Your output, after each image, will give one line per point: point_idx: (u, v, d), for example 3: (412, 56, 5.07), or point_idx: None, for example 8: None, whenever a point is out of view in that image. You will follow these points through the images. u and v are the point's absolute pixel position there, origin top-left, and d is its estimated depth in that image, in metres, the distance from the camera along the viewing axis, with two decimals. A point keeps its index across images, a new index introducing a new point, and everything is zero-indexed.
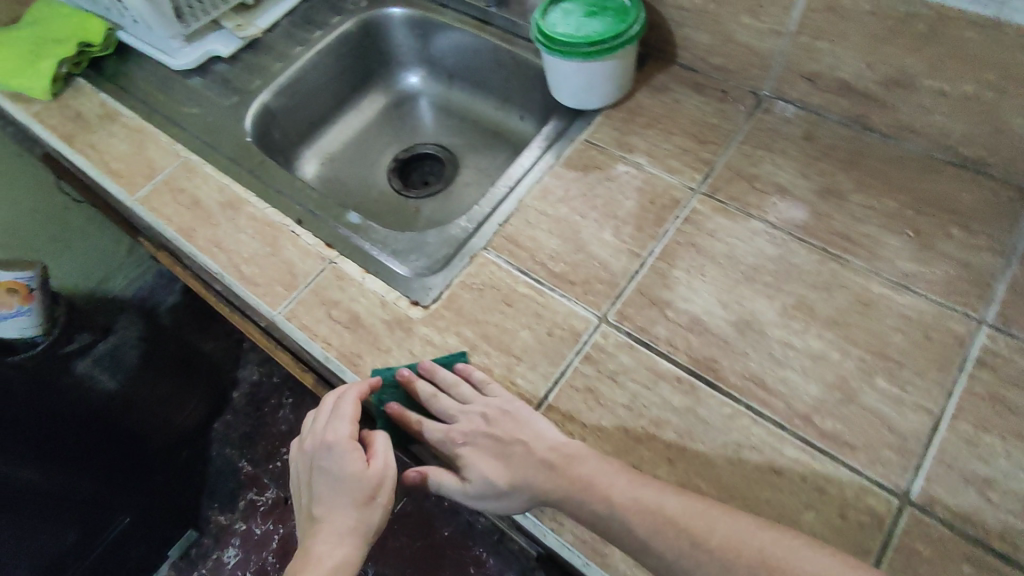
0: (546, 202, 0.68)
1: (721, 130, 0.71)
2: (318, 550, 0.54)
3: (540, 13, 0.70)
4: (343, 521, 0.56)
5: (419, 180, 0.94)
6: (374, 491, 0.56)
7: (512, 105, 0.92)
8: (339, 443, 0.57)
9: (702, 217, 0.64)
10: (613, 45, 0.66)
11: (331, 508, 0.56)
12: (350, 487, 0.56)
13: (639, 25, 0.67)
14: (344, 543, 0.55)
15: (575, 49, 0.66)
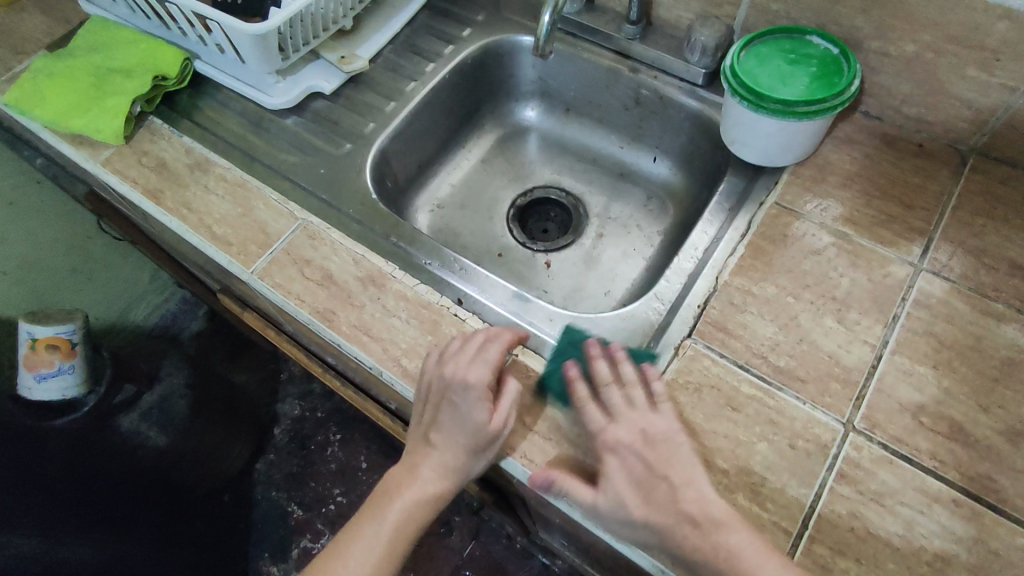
0: (750, 279, 0.60)
1: (929, 192, 0.64)
2: (421, 474, 0.55)
3: (733, 59, 0.62)
4: (448, 461, 0.54)
5: (538, 228, 0.85)
6: (487, 444, 0.51)
7: (644, 144, 0.82)
8: (469, 389, 0.52)
9: (935, 300, 0.57)
10: (835, 103, 0.58)
11: (441, 439, 0.54)
12: (469, 435, 0.52)
13: (857, 79, 0.59)
14: (445, 477, 0.54)
15: (788, 109, 0.58)
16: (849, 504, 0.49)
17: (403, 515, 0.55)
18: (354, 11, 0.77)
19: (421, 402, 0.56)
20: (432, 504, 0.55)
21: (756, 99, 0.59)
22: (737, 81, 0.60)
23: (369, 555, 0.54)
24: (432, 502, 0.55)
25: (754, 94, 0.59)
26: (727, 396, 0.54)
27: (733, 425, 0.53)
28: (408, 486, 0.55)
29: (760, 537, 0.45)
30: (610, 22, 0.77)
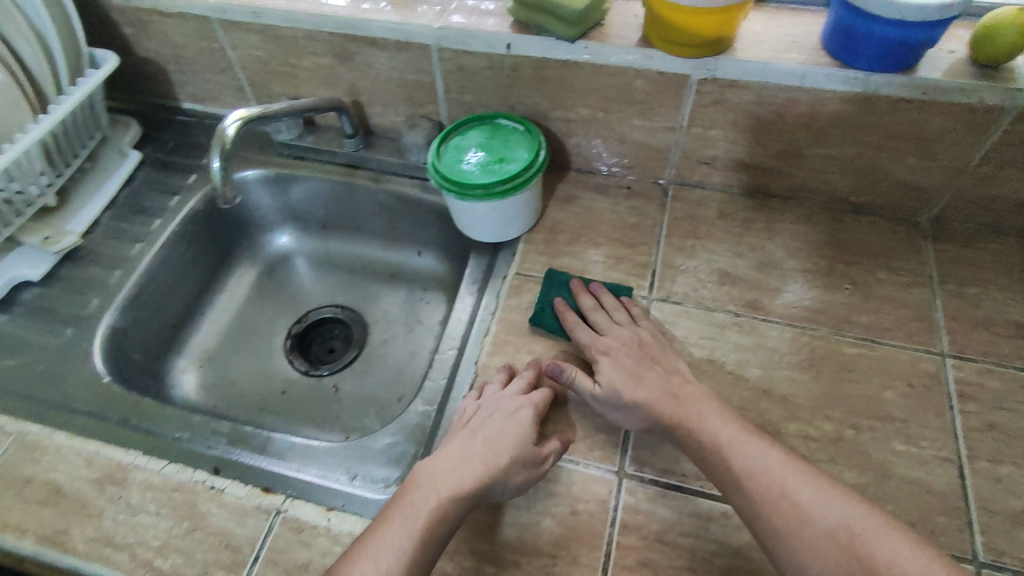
0: (506, 355, 0.61)
1: (644, 228, 0.70)
2: (438, 475, 0.50)
3: (434, 155, 0.65)
4: (470, 453, 0.52)
5: (323, 350, 0.82)
6: (491, 442, 0.52)
7: (406, 242, 0.84)
8: (490, 399, 0.56)
9: (669, 324, 0.62)
10: (529, 175, 0.62)
11: (457, 443, 0.53)
12: (511, 441, 0.52)
13: (544, 151, 0.64)
14: (473, 469, 0.51)
15: (489, 189, 0.61)
16: (636, 552, 0.49)
17: (425, 525, 0.47)
18: (55, 184, 0.71)
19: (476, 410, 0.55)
20: (453, 519, 0.48)
21: (457, 187, 0.62)
22: (438, 175, 0.63)
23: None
24: (447, 514, 0.48)
25: (455, 184, 0.62)
26: None
27: (516, 510, 0.52)
28: (421, 491, 0.49)
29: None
30: (332, 140, 0.80)
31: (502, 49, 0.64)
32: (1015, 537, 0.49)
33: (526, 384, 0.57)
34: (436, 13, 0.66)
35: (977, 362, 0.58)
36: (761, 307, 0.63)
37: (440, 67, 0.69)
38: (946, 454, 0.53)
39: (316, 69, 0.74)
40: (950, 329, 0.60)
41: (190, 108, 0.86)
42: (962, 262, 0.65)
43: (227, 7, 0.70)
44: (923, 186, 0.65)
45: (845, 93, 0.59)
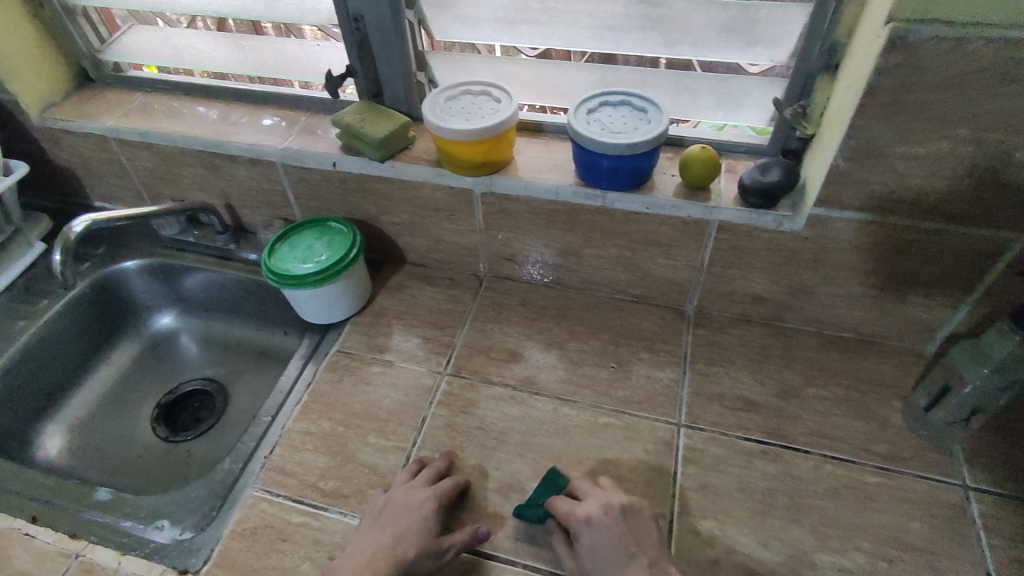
0: (309, 421, 0.71)
1: (455, 313, 0.82)
2: (368, 564, 0.55)
3: (266, 253, 0.77)
4: (378, 545, 0.57)
5: (189, 419, 0.90)
6: (400, 538, 0.57)
7: (273, 323, 0.95)
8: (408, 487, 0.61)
9: (454, 396, 0.72)
10: (339, 266, 0.75)
11: (384, 527, 0.58)
12: (419, 537, 0.57)
13: (357, 248, 0.77)
14: (382, 558, 0.56)
15: (304, 280, 0.73)
16: None
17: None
18: None
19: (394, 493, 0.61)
20: None
21: (276, 277, 0.74)
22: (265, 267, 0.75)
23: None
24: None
25: (276, 275, 0.74)
26: (279, 530, 0.62)
27: (282, 555, 0.60)
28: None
29: None
30: (209, 236, 0.94)
31: (330, 166, 0.80)
32: None
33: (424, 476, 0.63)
34: (282, 136, 0.82)
35: (705, 431, 0.67)
36: (535, 383, 0.73)
37: (288, 179, 0.83)
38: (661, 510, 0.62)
39: (193, 178, 0.89)
40: (690, 402, 0.70)
41: (98, 207, 1.01)
42: (713, 345, 0.76)
43: (121, 129, 0.86)
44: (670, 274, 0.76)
45: (590, 207, 0.73)
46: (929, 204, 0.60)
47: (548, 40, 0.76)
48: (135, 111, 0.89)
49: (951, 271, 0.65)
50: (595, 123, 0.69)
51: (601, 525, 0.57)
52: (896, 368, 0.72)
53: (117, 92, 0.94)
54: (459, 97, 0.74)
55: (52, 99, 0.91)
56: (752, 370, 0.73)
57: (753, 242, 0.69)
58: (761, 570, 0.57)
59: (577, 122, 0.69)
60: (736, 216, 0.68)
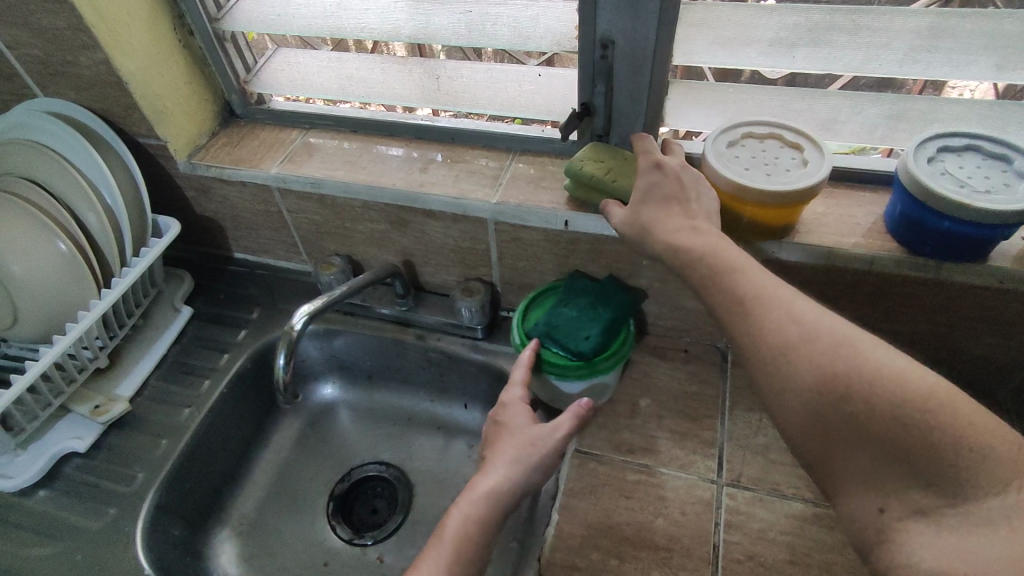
0: (571, 551, 0.57)
1: (706, 398, 0.68)
2: (493, 495, 0.53)
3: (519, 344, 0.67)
4: (514, 463, 0.55)
5: (365, 510, 0.78)
6: (526, 455, 0.56)
7: (453, 395, 0.82)
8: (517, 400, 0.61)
9: (744, 516, 0.58)
10: (627, 348, 0.65)
11: (504, 451, 0.56)
12: (524, 435, 0.57)
13: (627, 304, 0.66)
14: (518, 475, 0.55)
15: (592, 365, 0.63)
16: None
17: (475, 531, 0.52)
18: (108, 346, 0.72)
19: (502, 430, 0.59)
20: (495, 506, 0.53)
21: (555, 365, 0.64)
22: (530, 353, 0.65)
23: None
24: (502, 503, 0.54)
25: (559, 364, 0.63)
26: None
27: None
28: (473, 496, 0.53)
29: None
30: (383, 297, 0.80)
31: (560, 226, 0.66)
32: None
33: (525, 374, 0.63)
34: (493, 186, 0.68)
35: None
36: None
37: (495, 237, 0.70)
38: None
39: (369, 233, 0.76)
40: None
41: (240, 259, 0.88)
42: None
43: (288, 177, 0.73)
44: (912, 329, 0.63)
45: (911, 278, 0.59)
46: None
47: (829, 65, 0.59)
48: (297, 154, 0.76)
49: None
50: (945, 176, 0.53)
51: (662, 175, 0.55)
52: None
53: (268, 129, 0.80)
54: (741, 143, 0.60)
55: (199, 140, 0.78)
56: None
57: None
58: None
59: (922, 173, 0.53)
60: None
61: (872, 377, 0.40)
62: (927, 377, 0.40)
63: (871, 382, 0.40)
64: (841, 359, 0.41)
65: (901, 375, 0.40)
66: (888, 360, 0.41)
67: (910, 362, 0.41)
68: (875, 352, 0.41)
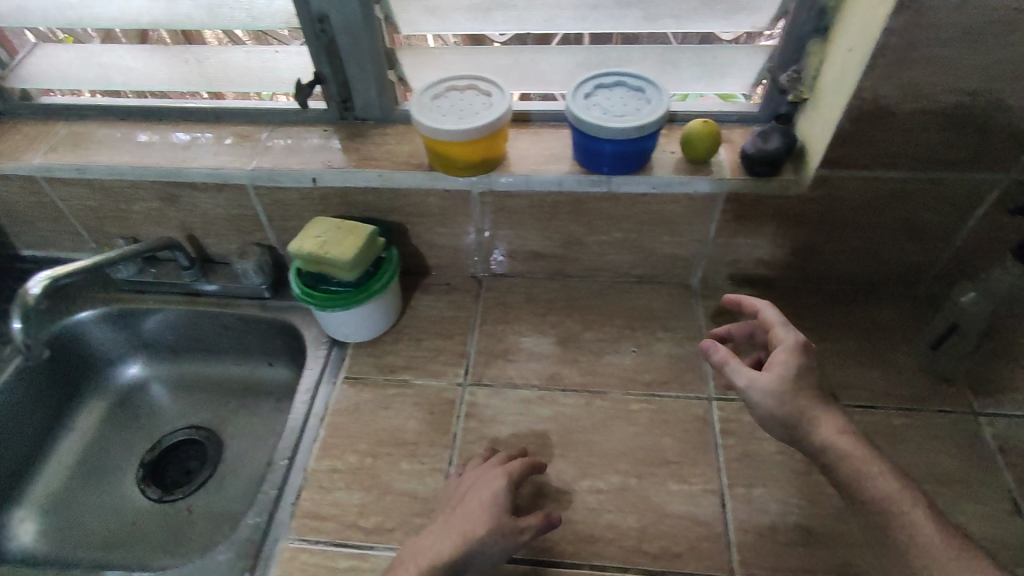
0: (333, 457, 0.66)
1: (461, 319, 0.78)
2: (432, 549, 0.53)
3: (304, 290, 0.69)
4: (455, 535, 0.54)
5: (179, 471, 0.82)
6: (471, 525, 0.54)
7: (256, 355, 0.88)
8: (764, 392, 0.55)
9: (481, 406, 0.69)
10: (398, 266, 0.72)
11: (436, 531, 0.55)
12: (485, 519, 0.54)
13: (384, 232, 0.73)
14: (448, 541, 0.54)
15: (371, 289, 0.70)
16: None
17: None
18: None
19: (465, 497, 0.57)
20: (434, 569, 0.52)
21: (341, 300, 0.69)
22: (317, 296, 0.69)
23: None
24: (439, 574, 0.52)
25: (344, 297, 0.69)
26: None
27: None
28: (417, 560, 0.53)
29: None
30: (169, 272, 0.84)
31: (309, 183, 0.74)
32: (764, 553, 0.58)
33: (517, 469, 0.59)
34: (249, 155, 0.75)
35: (736, 402, 0.68)
36: (560, 379, 0.71)
37: (259, 201, 0.76)
38: (709, 486, 0.62)
39: (146, 212, 0.80)
40: (715, 375, 0.71)
41: (27, 255, 0.89)
42: (724, 315, 0.77)
43: (51, 167, 0.76)
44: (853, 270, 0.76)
45: (596, 193, 0.70)
46: (935, 155, 0.61)
47: (523, 24, 0.71)
48: (62, 144, 0.78)
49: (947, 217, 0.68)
50: (595, 107, 0.66)
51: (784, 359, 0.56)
52: (895, 313, 0.76)
53: (31, 124, 0.82)
54: (441, 93, 0.69)
55: None
56: None
57: (759, 210, 0.70)
58: (811, 526, 0.60)
59: (577, 108, 0.65)
60: (744, 186, 0.68)
61: (874, 511, 0.51)
62: (922, 523, 0.50)
63: (888, 510, 0.50)
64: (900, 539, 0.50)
65: (856, 470, 0.52)
66: (870, 488, 0.51)
67: (904, 500, 0.50)
68: (868, 481, 0.51)
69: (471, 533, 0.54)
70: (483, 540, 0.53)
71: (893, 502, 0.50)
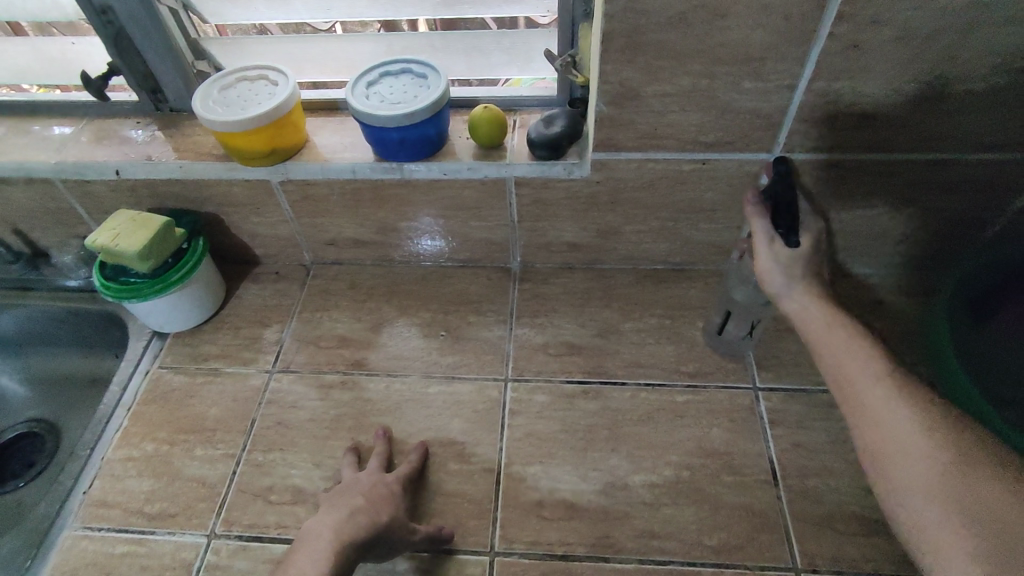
0: (131, 446, 0.68)
1: (282, 308, 0.80)
2: (328, 528, 0.54)
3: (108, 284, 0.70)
4: (352, 510, 0.55)
5: (16, 465, 0.83)
6: (374, 509, 0.56)
7: (100, 349, 0.88)
8: (781, 253, 0.58)
9: (283, 391, 0.71)
10: (203, 255, 0.74)
11: (326, 515, 0.56)
12: (383, 505, 0.57)
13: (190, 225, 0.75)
14: (357, 522, 0.54)
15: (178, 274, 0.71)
16: None
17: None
18: None
19: (354, 487, 0.59)
20: (346, 545, 0.52)
21: (134, 293, 0.70)
22: (112, 288, 0.70)
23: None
24: (342, 557, 0.51)
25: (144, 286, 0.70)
26: (102, 564, 0.59)
27: None
28: (315, 544, 0.52)
29: None
30: (1, 268, 0.85)
31: (114, 176, 0.74)
32: (527, 526, 0.60)
33: (382, 459, 0.63)
34: (55, 149, 0.75)
35: (529, 382, 0.70)
36: (366, 363, 0.73)
37: (71, 194, 0.77)
38: (489, 464, 0.64)
39: None
40: (515, 357, 0.73)
41: None
42: (537, 297, 0.78)
43: None
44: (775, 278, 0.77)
45: (391, 180, 0.72)
46: (693, 135, 0.63)
47: (326, 11, 0.70)
48: None
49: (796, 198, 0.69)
50: (374, 95, 0.67)
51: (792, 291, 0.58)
52: (703, 291, 0.78)
53: None
54: (230, 84, 0.70)
55: None
56: (575, 315, 0.76)
57: (552, 193, 0.71)
58: (581, 499, 0.61)
59: (354, 97, 0.66)
60: (530, 171, 0.69)
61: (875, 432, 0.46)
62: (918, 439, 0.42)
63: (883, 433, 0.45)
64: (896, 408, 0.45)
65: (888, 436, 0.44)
66: (880, 427, 0.45)
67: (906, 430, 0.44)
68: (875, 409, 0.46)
69: (375, 512, 0.56)
70: (386, 521, 0.56)
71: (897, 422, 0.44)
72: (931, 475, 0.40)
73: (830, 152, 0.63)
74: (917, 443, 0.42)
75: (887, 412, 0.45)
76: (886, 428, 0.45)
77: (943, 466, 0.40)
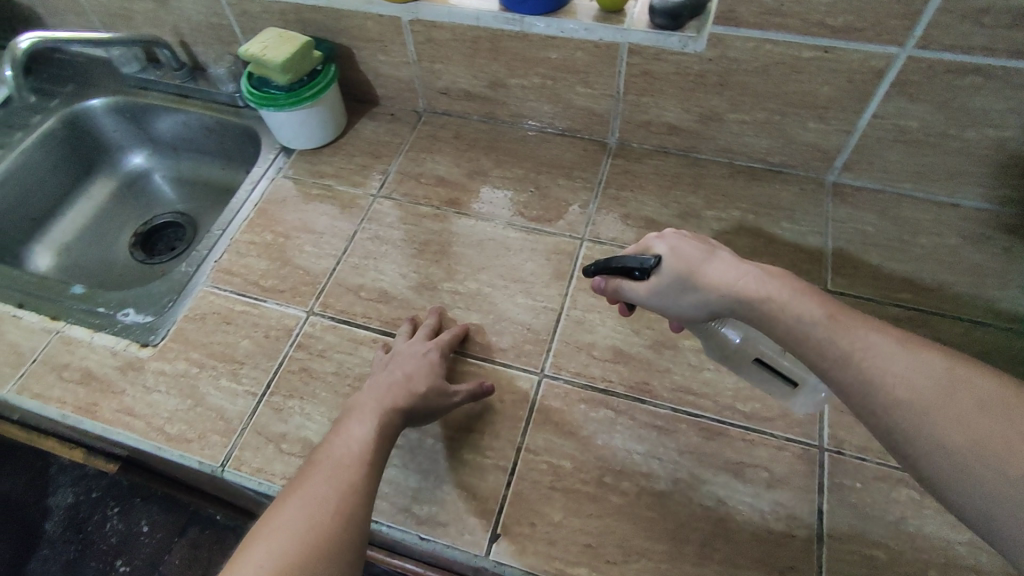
0: (254, 233, 0.80)
1: (392, 144, 0.87)
2: (374, 396, 0.57)
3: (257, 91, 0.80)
4: (393, 378, 0.59)
5: (164, 247, 0.99)
6: (411, 377, 0.60)
7: (236, 163, 1.02)
8: (663, 287, 0.53)
9: (383, 213, 0.80)
10: (333, 77, 0.82)
11: (372, 385, 0.59)
12: (420, 374, 0.60)
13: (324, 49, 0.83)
14: (400, 388, 0.58)
15: (314, 89, 0.80)
16: (300, 362, 0.68)
17: (373, 449, 0.53)
18: None
19: (392, 360, 0.62)
20: (392, 412, 0.56)
21: (274, 102, 0.79)
22: (256, 95, 0.79)
23: (305, 511, 0.47)
24: (389, 419, 0.55)
25: (286, 95, 0.79)
26: (225, 315, 0.73)
27: (226, 333, 0.71)
28: (363, 408, 0.56)
29: (186, 403, 0.66)
30: (167, 75, 0.98)
31: None
32: (574, 359, 0.66)
33: (427, 330, 0.67)
34: None
35: (603, 245, 0.75)
36: (459, 202, 0.80)
37: (231, 10, 0.86)
38: (552, 305, 0.70)
39: (146, 12, 0.92)
40: (594, 221, 0.77)
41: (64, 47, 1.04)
42: (627, 173, 0.81)
43: None
44: (868, 188, 0.77)
45: (510, 31, 0.75)
46: (820, 17, 0.62)
47: None
48: None
49: (890, 124, 0.69)
50: None
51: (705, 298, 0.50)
52: (794, 195, 0.78)
53: None
54: None
55: None
56: (659, 195, 0.79)
57: (662, 66, 0.72)
58: (629, 349, 0.67)
59: None
60: (645, 38, 0.70)
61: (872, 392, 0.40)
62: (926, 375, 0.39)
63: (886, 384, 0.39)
64: (883, 360, 0.40)
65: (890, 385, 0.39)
66: (887, 375, 0.40)
67: (926, 377, 0.39)
68: (861, 364, 0.41)
69: (411, 381, 0.59)
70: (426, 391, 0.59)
71: (908, 373, 0.39)
72: (958, 411, 0.37)
73: (968, 54, 0.60)
74: (932, 381, 0.38)
75: (879, 351, 0.41)
76: (895, 376, 0.39)
77: (962, 396, 0.37)
